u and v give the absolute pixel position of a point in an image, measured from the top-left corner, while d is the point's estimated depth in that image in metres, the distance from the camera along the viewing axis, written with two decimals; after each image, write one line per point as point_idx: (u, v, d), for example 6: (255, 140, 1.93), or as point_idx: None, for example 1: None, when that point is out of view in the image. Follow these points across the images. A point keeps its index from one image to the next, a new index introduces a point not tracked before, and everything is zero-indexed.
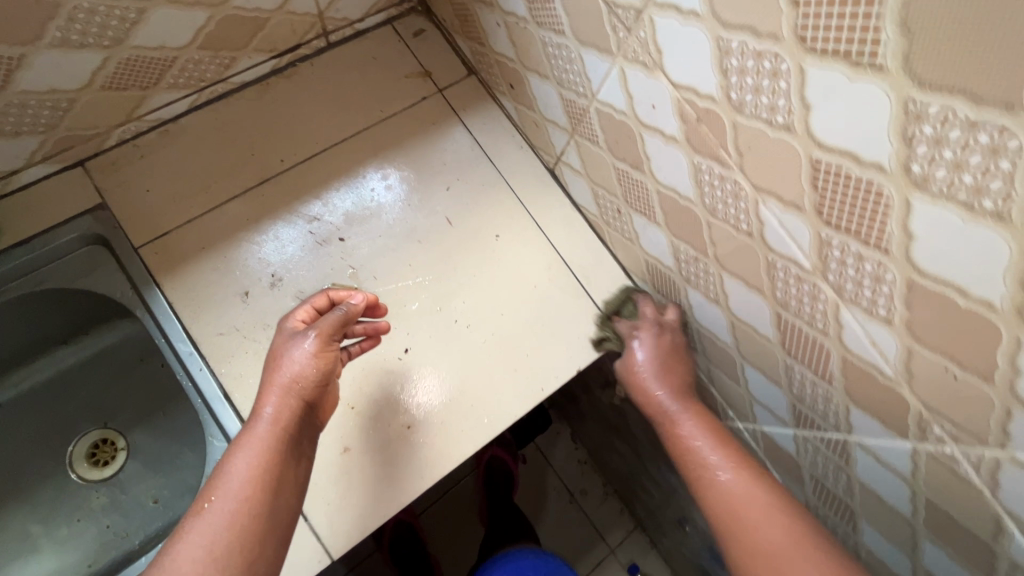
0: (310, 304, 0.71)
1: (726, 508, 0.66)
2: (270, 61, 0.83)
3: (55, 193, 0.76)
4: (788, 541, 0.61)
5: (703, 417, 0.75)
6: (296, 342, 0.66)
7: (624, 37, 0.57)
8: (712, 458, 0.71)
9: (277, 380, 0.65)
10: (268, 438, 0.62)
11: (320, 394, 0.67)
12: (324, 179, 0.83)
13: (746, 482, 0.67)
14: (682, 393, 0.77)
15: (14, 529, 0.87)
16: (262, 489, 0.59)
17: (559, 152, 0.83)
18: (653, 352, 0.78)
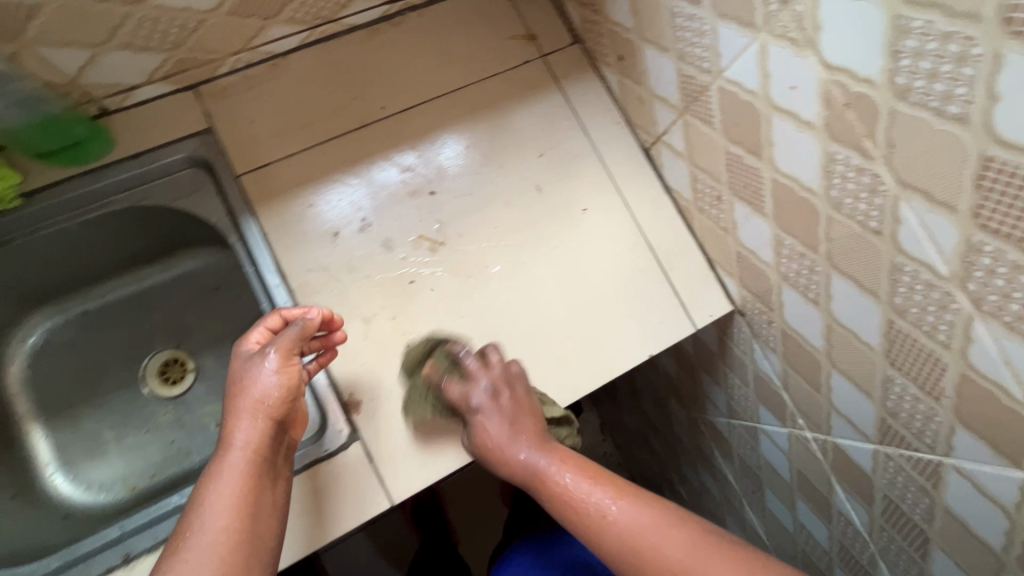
0: (262, 325, 0.70)
1: (630, 548, 0.58)
2: (382, 6, 0.83)
3: (167, 112, 0.77)
4: (695, 566, 0.55)
5: (574, 457, 0.67)
6: (257, 365, 0.66)
7: (775, 10, 0.54)
8: (592, 495, 0.62)
9: (243, 404, 0.64)
10: (238, 466, 0.61)
11: (288, 411, 0.66)
12: (421, 131, 0.83)
13: (632, 507, 0.60)
14: (540, 438, 0.70)
15: (87, 431, 0.91)
16: (240, 512, 0.59)
17: (661, 131, 0.81)
18: (495, 421, 0.70)
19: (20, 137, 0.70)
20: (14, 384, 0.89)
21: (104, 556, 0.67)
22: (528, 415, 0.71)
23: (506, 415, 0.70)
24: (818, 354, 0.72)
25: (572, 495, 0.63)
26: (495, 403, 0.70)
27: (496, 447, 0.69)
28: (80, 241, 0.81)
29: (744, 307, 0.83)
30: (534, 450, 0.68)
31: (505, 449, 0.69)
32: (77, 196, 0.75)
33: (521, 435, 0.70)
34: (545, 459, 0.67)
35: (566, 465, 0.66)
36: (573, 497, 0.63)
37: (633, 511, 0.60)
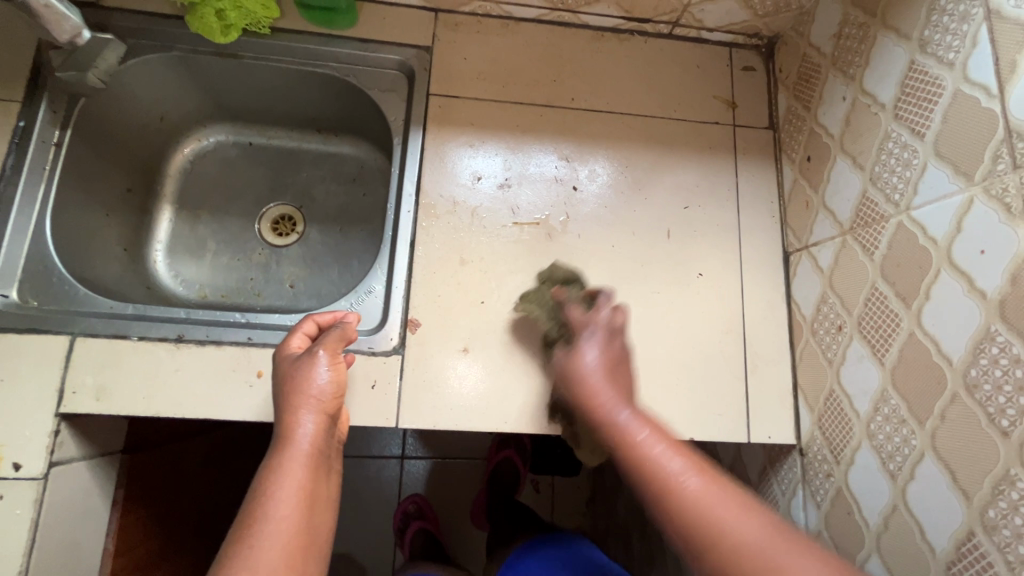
0: (302, 330, 0.71)
1: (709, 527, 0.48)
2: (619, 20, 0.89)
3: (404, 20, 0.87)
4: (782, 545, 0.46)
5: (655, 420, 0.58)
6: (307, 365, 0.65)
7: (1001, 170, 0.52)
8: (672, 463, 0.53)
9: (298, 399, 0.63)
10: (302, 459, 0.59)
11: (338, 409, 0.66)
12: (592, 135, 0.87)
13: (720, 487, 0.51)
14: (626, 399, 0.61)
15: (198, 234, 1.02)
16: (304, 504, 0.57)
17: (813, 241, 0.79)
18: (602, 354, 0.65)
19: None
20: (173, 167, 1.02)
21: (163, 326, 0.74)
22: (626, 382, 0.64)
23: (613, 362, 0.65)
24: (865, 530, 0.66)
25: (652, 458, 0.54)
26: (606, 343, 0.66)
27: (585, 380, 0.62)
28: (285, 86, 0.94)
29: (807, 448, 0.78)
30: (620, 405, 0.59)
31: (602, 398, 0.60)
32: (305, 48, 0.86)
33: (614, 390, 0.61)
34: (637, 418, 0.58)
35: (648, 426, 0.57)
36: (653, 462, 0.53)
37: (716, 490, 0.51)
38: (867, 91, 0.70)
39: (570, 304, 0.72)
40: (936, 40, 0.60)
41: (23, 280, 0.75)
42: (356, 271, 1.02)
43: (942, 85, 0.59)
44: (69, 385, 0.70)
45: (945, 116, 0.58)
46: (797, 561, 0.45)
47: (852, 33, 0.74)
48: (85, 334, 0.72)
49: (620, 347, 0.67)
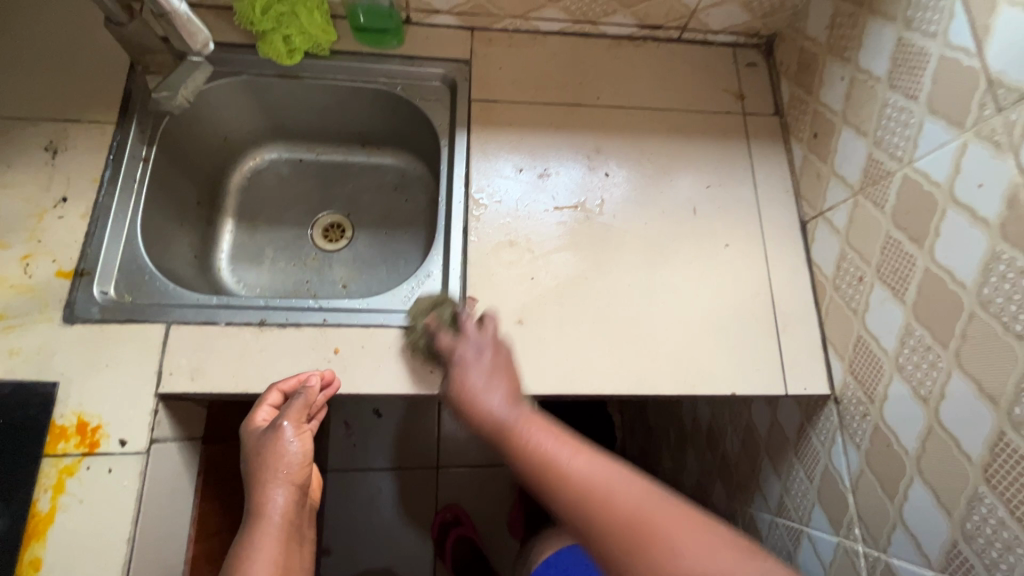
0: (266, 402, 0.74)
1: (585, 491, 0.57)
2: (635, 28, 1.01)
3: (445, 38, 0.99)
4: (648, 503, 0.55)
5: (542, 416, 0.66)
6: (274, 441, 0.70)
7: (988, 114, 0.61)
8: (559, 447, 0.61)
9: (266, 476, 0.69)
10: (274, 532, 0.66)
11: (309, 475, 0.72)
12: (618, 128, 0.97)
13: (601, 461, 0.60)
14: (512, 395, 0.68)
15: (258, 242, 1.11)
16: (279, 574, 0.64)
17: (827, 207, 0.87)
18: (478, 367, 0.71)
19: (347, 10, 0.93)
20: (234, 183, 1.13)
21: (248, 311, 0.82)
22: (512, 372, 0.72)
23: (504, 372, 0.71)
24: (904, 457, 0.71)
25: (540, 444, 0.61)
26: (480, 358, 0.72)
27: (474, 398, 0.68)
28: (337, 104, 1.05)
29: (841, 395, 0.83)
30: (504, 400, 0.67)
31: (475, 393, 0.68)
32: (359, 66, 0.97)
33: (498, 384, 0.69)
34: (520, 412, 0.65)
35: (539, 421, 0.64)
36: (541, 446, 0.61)
37: (594, 460, 0.60)
38: (862, 69, 0.80)
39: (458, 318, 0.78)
40: (918, 17, 0.70)
41: (119, 279, 0.83)
42: (403, 269, 1.11)
43: (928, 53, 0.68)
44: (167, 366, 0.77)
45: (934, 79, 0.68)
46: (650, 506, 0.55)
47: (844, 22, 0.84)
48: (179, 321, 0.80)
49: (503, 347, 0.74)
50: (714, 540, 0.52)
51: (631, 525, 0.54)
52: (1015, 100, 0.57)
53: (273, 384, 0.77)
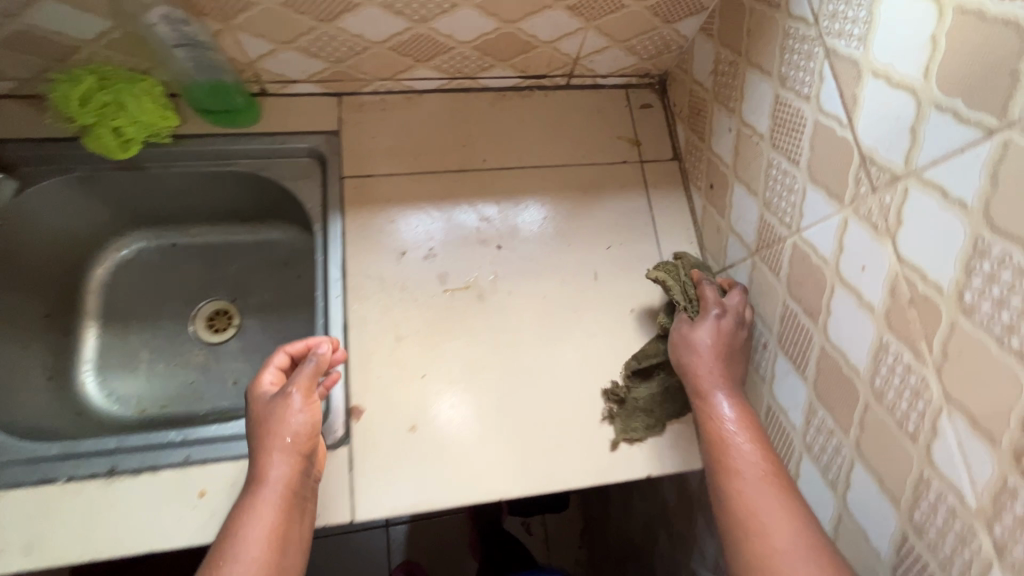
0: (273, 365, 0.73)
1: (746, 511, 0.60)
2: (517, 79, 0.93)
3: (308, 108, 0.89)
4: (807, 548, 0.56)
5: (762, 439, 0.66)
6: (280, 407, 0.67)
7: (864, 192, 0.56)
8: (745, 455, 0.64)
9: (270, 441, 0.66)
10: (275, 501, 0.63)
11: (313, 449, 0.69)
12: (508, 192, 0.90)
13: (773, 485, 0.61)
14: (731, 384, 0.71)
15: (131, 345, 1.00)
16: (274, 545, 0.60)
17: (729, 264, 0.83)
18: (716, 337, 0.71)
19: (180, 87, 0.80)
20: (94, 280, 1.00)
21: (94, 462, 0.71)
22: (730, 366, 0.71)
23: (720, 350, 0.71)
24: None
25: (729, 445, 0.66)
26: (719, 327, 0.72)
27: (701, 356, 0.71)
28: (201, 189, 0.94)
29: None
30: (728, 408, 0.68)
31: (705, 377, 0.71)
32: (210, 150, 0.86)
33: (722, 376, 0.71)
34: (735, 410, 0.68)
35: (739, 416, 0.68)
36: (730, 447, 0.65)
37: (770, 478, 0.62)
38: (747, 123, 0.75)
39: (708, 284, 0.77)
40: (793, 76, 0.65)
41: None
42: None
43: (805, 116, 0.63)
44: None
45: (813, 145, 0.63)
46: (783, 528, 0.58)
47: (726, 69, 0.79)
48: (8, 486, 0.69)
49: (729, 332, 0.72)
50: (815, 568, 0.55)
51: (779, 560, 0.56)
52: (888, 181, 0.53)
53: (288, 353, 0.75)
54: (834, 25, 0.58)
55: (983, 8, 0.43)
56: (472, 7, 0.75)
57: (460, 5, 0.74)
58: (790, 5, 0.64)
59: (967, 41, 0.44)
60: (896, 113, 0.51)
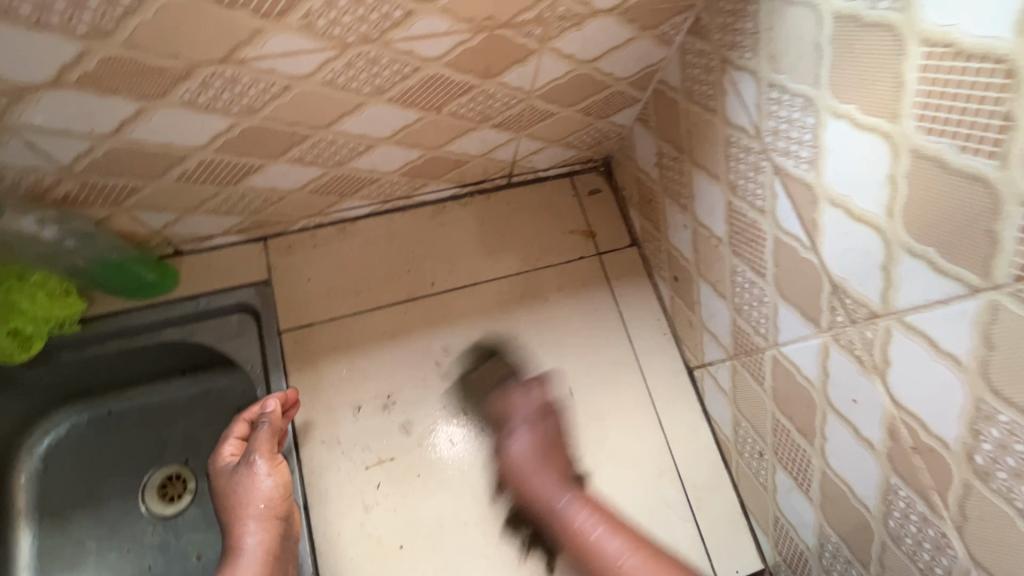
0: (232, 435, 0.68)
1: None
2: (456, 189, 0.87)
3: (233, 260, 0.81)
4: None
5: (587, 504, 0.69)
6: (247, 478, 0.64)
7: (841, 321, 0.51)
8: (606, 537, 0.65)
9: (241, 513, 0.63)
10: (257, 571, 0.61)
11: (290, 508, 0.67)
12: (463, 314, 0.83)
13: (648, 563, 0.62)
14: (564, 480, 0.72)
15: (73, 537, 0.88)
16: None
17: (708, 361, 0.77)
18: (531, 446, 0.73)
19: (79, 270, 0.72)
20: (20, 481, 0.89)
21: None
22: (554, 463, 0.73)
23: (539, 445, 0.73)
24: None
25: (590, 541, 0.66)
26: (540, 428, 0.75)
27: (523, 465, 0.72)
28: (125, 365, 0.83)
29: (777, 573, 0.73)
30: (562, 493, 0.70)
31: (541, 489, 0.71)
32: (128, 326, 0.77)
33: (549, 470, 0.72)
34: (575, 502, 0.69)
35: (597, 518, 0.67)
36: (586, 539, 0.66)
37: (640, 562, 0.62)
38: (702, 222, 0.70)
39: (514, 386, 0.79)
40: (742, 185, 0.60)
41: None
42: None
43: (762, 229, 0.59)
44: None
45: (776, 260, 0.58)
46: None
47: (670, 164, 0.75)
48: None
49: (547, 437, 0.74)
50: None
51: None
52: (866, 316, 0.48)
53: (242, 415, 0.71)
54: (779, 143, 0.53)
55: (943, 156, 0.38)
56: (390, 144, 0.69)
57: (377, 144, 0.68)
58: (727, 112, 0.60)
59: (929, 188, 0.40)
60: (864, 247, 0.47)
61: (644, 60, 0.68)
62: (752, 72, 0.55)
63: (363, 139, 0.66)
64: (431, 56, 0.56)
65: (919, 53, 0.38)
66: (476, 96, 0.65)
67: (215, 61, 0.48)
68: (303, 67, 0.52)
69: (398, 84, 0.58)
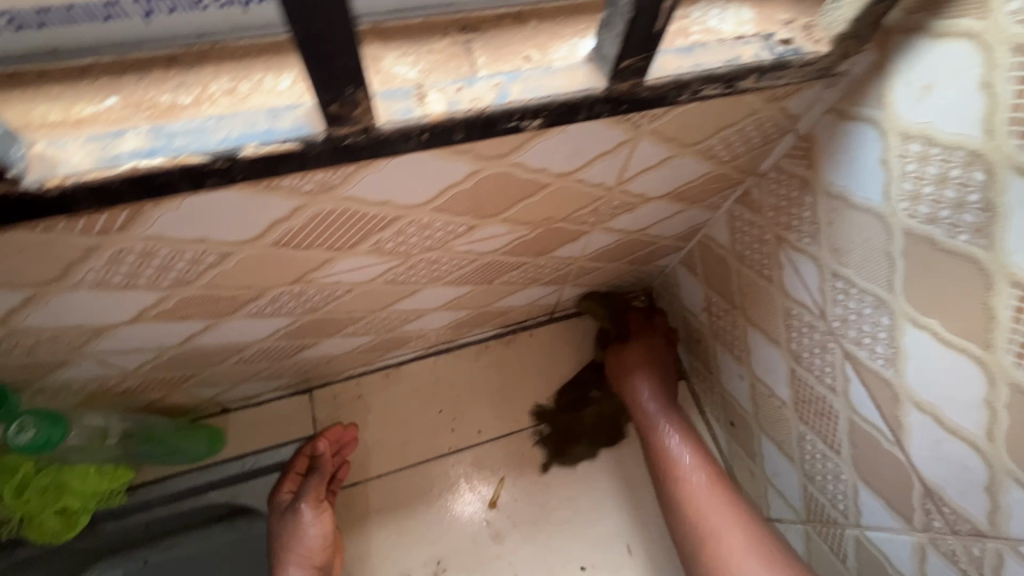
0: (291, 471, 0.74)
1: (694, 512, 0.65)
2: (498, 329, 0.87)
3: (279, 415, 0.81)
4: (759, 545, 0.59)
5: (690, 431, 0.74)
6: (293, 523, 0.68)
7: (939, 527, 0.48)
8: (687, 457, 0.70)
9: (287, 555, 0.68)
10: None
11: (330, 557, 0.70)
12: (512, 463, 0.81)
13: (718, 487, 0.66)
14: (666, 401, 0.78)
15: None
16: None
17: (776, 516, 0.73)
18: (644, 354, 0.81)
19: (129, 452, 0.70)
20: None
21: None
22: (667, 379, 0.80)
23: (651, 358, 0.81)
24: None
25: (672, 456, 0.72)
26: (655, 337, 0.83)
27: (630, 370, 0.80)
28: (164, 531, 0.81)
29: None
30: (655, 403, 0.77)
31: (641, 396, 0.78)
32: (174, 492, 0.76)
33: (662, 399, 0.78)
34: (676, 431, 0.74)
35: (677, 430, 0.74)
36: (670, 452, 0.72)
37: (716, 488, 0.66)
38: (761, 378, 0.68)
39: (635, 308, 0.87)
40: (808, 358, 0.59)
41: None
42: None
43: (834, 407, 0.57)
44: None
45: (852, 441, 0.56)
46: (730, 526, 0.62)
47: (720, 312, 0.74)
48: None
49: (665, 351, 0.83)
50: (748, 528, 0.61)
51: (733, 555, 0.60)
52: (969, 531, 0.45)
53: (301, 450, 0.76)
54: (849, 330, 0.52)
55: None
56: (441, 309, 0.70)
57: (428, 312, 0.69)
58: (785, 285, 0.59)
59: None
60: (959, 461, 0.44)
61: (690, 222, 0.68)
62: (812, 257, 0.54)
63: (417, 310, 0.67)
64: (488, 251, 0.57)
65: (1010, 294, 0.37)
66: (528, 268, 0.66)
67: (285, 284, 0.49)
68: (368, 276, 0.53)
69: (455, 272, 0.59)
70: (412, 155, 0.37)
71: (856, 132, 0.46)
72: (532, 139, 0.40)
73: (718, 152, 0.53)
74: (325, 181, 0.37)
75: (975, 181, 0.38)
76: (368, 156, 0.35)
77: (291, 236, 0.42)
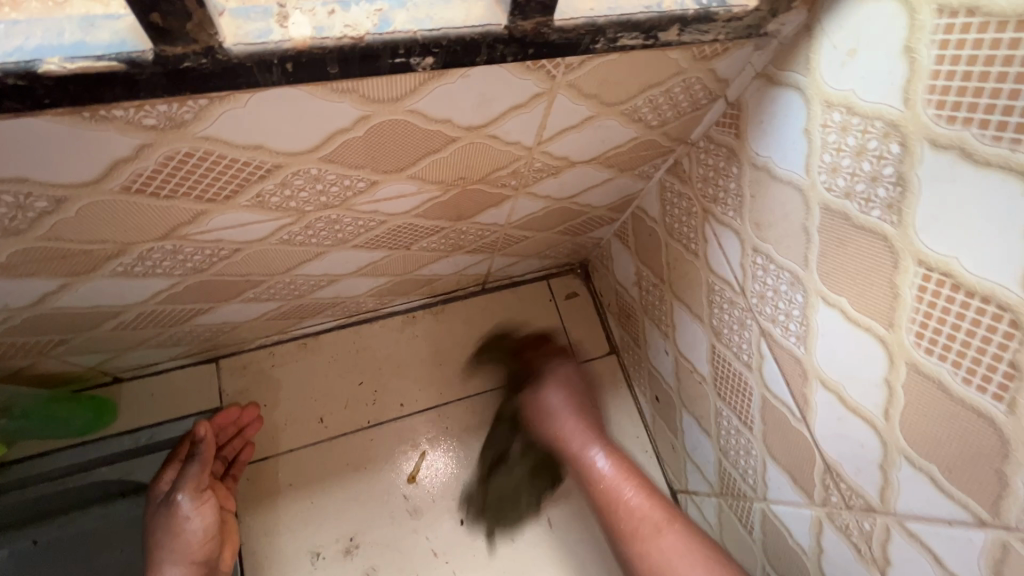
0: (173, 461, 0.67)
1: (608, 501, 0.63)
2: (425, 299, 0.83)
3: (182, 385, 0.75)
4: (669, 523, 0.58)
5: (576, 409, 0.72)
6: (169, 516, 0.62)
7: (837, 502, 0.49)
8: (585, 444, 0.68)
9: (164, 552, 0.61)
10: None
11: (217, 550, 0.63)
12: (436, 437, 0.78)
13: (622, 466, 0.65)
14: (571, 399, 0.73)
15: None
16: None
17: (692, 490, 0.74)
18: (557, 380, 0.75)
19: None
20: None
21: None
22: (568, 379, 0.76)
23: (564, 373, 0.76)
24: None
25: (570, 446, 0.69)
26: (559, 364, 0.77)
27: (544, 400, 0.73)
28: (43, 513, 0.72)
29: None
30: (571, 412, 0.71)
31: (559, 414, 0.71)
32: (56, 469, 0.69)
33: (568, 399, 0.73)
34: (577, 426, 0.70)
35: (572, 420, 0.71)
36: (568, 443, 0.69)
37: (620, 467, 0.65)
38: (684, 354, 0.68)
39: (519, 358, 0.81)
40: (727, 335, 0.58)
41: None
42: None
43: (748, 384, 0.56)
44: None
45: (763, 418, 0.56)
46: (643, 510, 0.60)
47: (650, 287, 0.72)
48: None
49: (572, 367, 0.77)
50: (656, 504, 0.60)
51: (647, 537, 0.58)
52: (862, 507, 0.46)
53: (185, 439, 0.69)
54: (765, 308, 0.51)
55: (944, 380, 0.36)
56: (355, 275, 0.64)
57: (341, 278, 0.64)
58: (709, 259, 0.58)
59: (926, 406, 0.38)
60: (858, 439, 0.44)
61: (622, 192, 0.65)
62: (735, 230, 0.53)
63: (327, 276, 0.62)
64: (399, 212, 0.52)
65: (914, 272, 0.36)
66: (448, 234, 0.61)
67: (154, 239, 0.43)
68: (256, 234, 0.47)
69: (363, 234, 0.54)
70: (280, 90, 0.32)
71: (782, 99, 0.44)
72: (428, 82, 0.35)
73: (645, 115, 0.49)
74: (173, 114, 0.32)
75: (891, 154, 0.36)
76: (219, 87, 0.30)
77: (144, 181, 0.36)
